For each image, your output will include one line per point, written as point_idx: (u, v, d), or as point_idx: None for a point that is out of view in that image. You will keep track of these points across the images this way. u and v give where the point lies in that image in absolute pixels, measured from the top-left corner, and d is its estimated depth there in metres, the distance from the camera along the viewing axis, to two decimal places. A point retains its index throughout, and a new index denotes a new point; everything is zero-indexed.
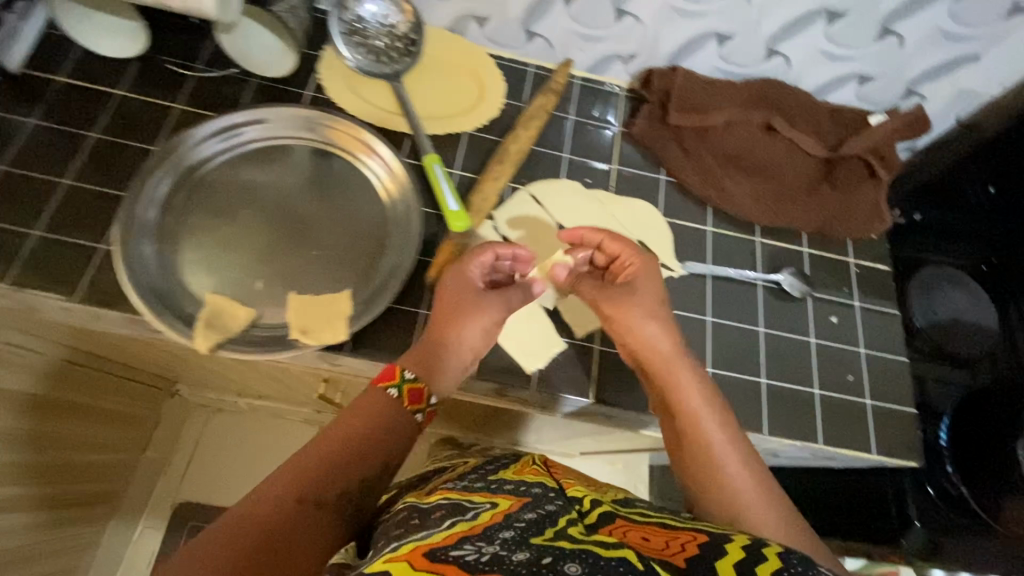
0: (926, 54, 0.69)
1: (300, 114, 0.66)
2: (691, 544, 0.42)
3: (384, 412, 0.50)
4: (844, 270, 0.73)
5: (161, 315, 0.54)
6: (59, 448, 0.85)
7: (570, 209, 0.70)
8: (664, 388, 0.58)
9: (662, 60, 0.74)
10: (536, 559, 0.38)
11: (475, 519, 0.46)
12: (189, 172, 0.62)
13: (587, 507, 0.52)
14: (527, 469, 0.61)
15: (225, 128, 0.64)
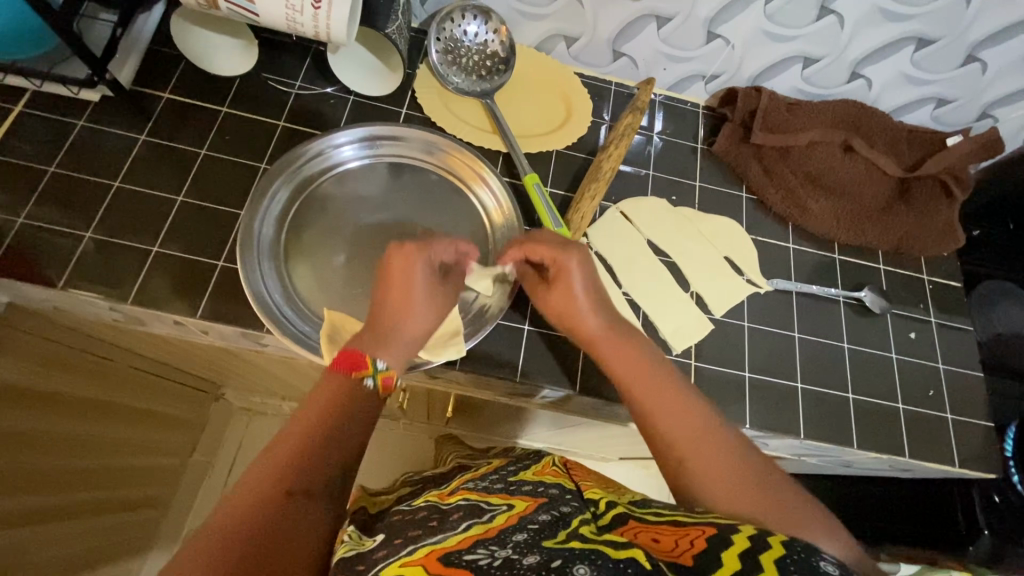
0: (1005, 80, 0.71)
1: (419, 135, 0.67)
2: (701, 539, 0.38)
3: (341, 396, 0.47)
4: (920, 287, 0.75)
5: (285, 331, 0.56)
6: (97, 453, 0.86)
7: (661, 226, 0.72)
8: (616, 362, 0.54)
9: (745, 80, 0.77)
10: (546, 562, 0.35)
11: (491, 522, 0.44)
12: (306, 183, 0.64)
13: (603, 508, 0.47)
14: (548, 469, 0.59)
15: (347, 140, 0.66)
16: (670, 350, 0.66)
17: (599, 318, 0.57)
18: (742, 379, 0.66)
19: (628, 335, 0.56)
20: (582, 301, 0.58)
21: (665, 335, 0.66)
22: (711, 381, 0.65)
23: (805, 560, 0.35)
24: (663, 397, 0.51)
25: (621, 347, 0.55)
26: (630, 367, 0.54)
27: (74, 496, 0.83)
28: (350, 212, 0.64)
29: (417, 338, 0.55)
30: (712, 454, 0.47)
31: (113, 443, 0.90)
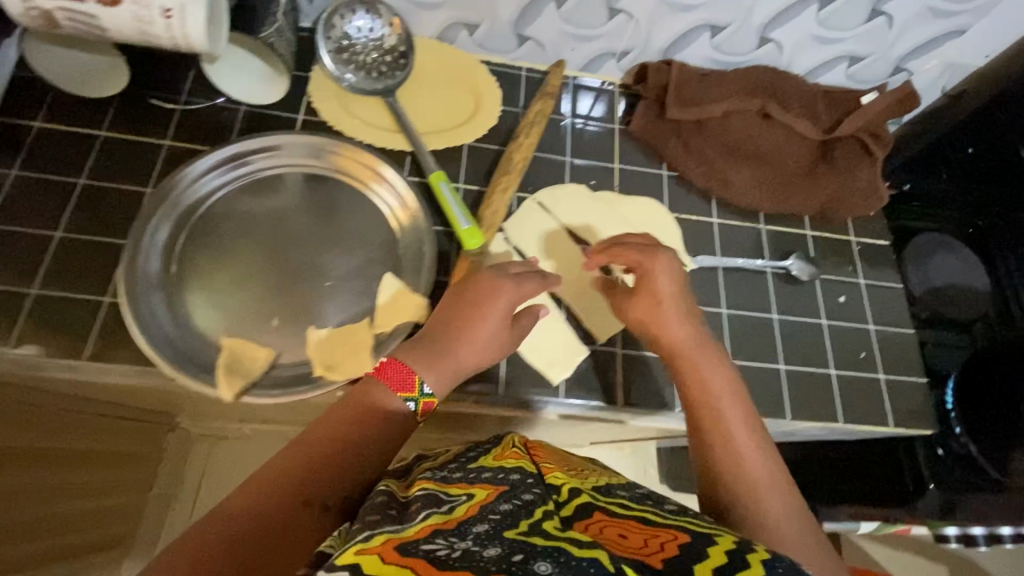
0: (914, 31, 0.70)
1: (305, 141, 0.65)
2: (671, 543, 0.39)
3: (362, 407, 0.50)
4: (848, 249, 0.74)
5: (181, 367, 0.53)
6: (51, 502, 0.83)
7: (580, 214, 0.70)
8: (683, 376, 0.56)
9: (656, 54, 0.74)
10: (507, 557, 0.36)
11: (451, 513, 0.43)
12: (190, 211, 0.60)
13: (566, 497, 0.47)
14: (509, 453, 0.56)
15: (226, 159, 0.63)
16: (595, 341, 0.65)
17: (684, 335, 0.57)
18: (669, 362, 0.65)
19: (709, 355, 0.56)
20: (669, 311, 0.58)
21: (589, 326, 0.65)
22: (638, 368, 0.64)
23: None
24: (742, 438, 0.51)
25: (707, 367, 0.55)
26: (709, 389, 0.54)
27: (36, 546, 0.80)
28: (242, 232, 0.61)
29: (461, 368, 0.55)
30: (783, 508, 0.47)
31: (68, 487, 0.87)
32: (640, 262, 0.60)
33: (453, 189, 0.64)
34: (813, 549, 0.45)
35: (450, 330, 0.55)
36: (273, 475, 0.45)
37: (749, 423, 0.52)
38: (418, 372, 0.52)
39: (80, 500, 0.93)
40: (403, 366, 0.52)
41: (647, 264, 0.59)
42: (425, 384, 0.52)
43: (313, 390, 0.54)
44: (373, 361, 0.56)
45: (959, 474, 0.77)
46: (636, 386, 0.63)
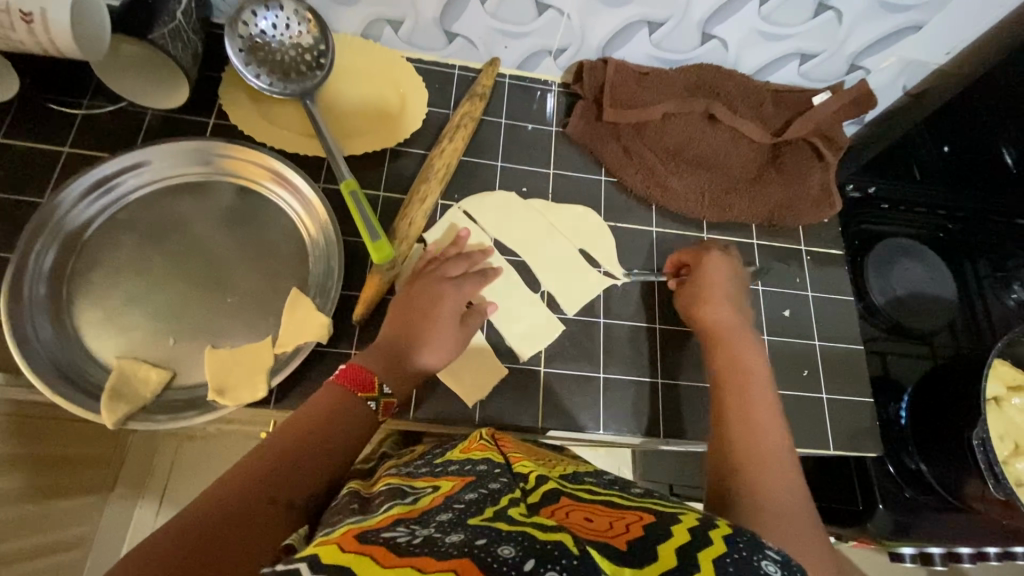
0: (867, 26, 0.66)
1: (187, 147, 0.61)
2: (636, 525, 0.41)
3: (335, 405, 0.49)
4: (796, 259, 0.70)
5: (63, 393, 0.50)
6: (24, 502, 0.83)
7: (507, 223, 0.66)
8: (729, 357, 0.56)
9: (594, 52, 0.70)
10: (469, 540, 0.36)
11: (415, 504, 0.45)
12: (73, 238, 0.57)
13: (533, 484, 0.49)
14: (476, 444, 0.56)
15: (98, 182, 0.58)
16: (515, 359, 0.62)
17: (727, 322, 0.59)
18: (595, 381, 0.62)
19: (746, 344, 0.57)
20: (716, 294, 0.61)
21: (511, 342, 0.62)
22: (561, 387, 0.61)
23: (743, 560, 0.37)
24: (755, 413, 0.51)
25: (736, 349, 0.57)
26: (745, 371, 0.55)
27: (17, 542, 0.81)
28: (136, 250, 0.58)
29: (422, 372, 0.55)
30: (785, 482, 0.45)
31: (40, 487, 0.87)
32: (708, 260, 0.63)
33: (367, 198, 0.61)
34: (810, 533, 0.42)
35: (408, 332, 0.55)
36: (241, 476, 0.42)
37: (773, 410, 0.52)
38: (379, 374, 0.52)
39: (59, 498, 0.94)
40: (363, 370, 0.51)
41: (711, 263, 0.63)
42: (386, 384, 0.52)
43: (202, 415, 0.51)
44: (268, 384, 0.53)
45: (909, 492, 0.74)
46: (558, 406, 0.60)
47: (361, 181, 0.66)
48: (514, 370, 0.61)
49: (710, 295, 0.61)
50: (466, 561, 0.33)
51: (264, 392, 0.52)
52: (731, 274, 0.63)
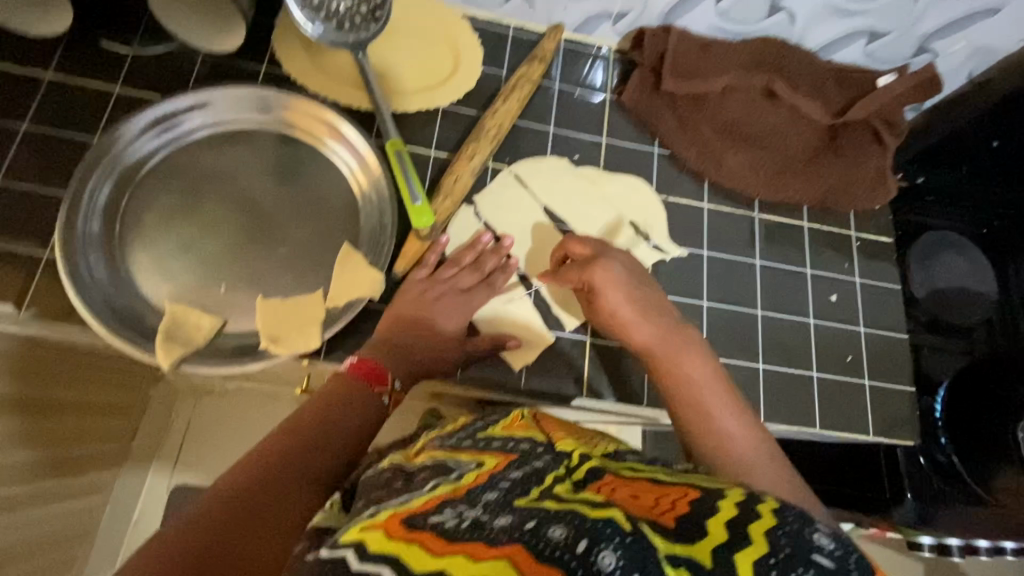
0: (943, 7, 0.63)
1: (249, 94, 0.59)
2: (683, 501, 0.39)
3: (349, 394, 0.52)
4: (846, 245, 0.70)
5: (116, 331, 0.50)
6: (50, 445, 0.84)
7: (558, 190, 0.65)
8: (668, 371, 0.56)
9: (656, 18, 0.68)
10: (518, 524, 0.36)
11: (461, 481, 0.45)
12: (130, 173, 0.56)
13: (577, 462, 0.49)
14: (518, 423, 0.57)
15: (159, 119, 0.58)
16: (562, 328, 0.62)
17: (651, 330, 0.57)
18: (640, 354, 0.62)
19: (682, 346, 0.57)
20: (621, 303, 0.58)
21: (557, 311, 0.62)
22: (605, 357, 0.61)
23: (797, 533, 0.35)
24: (722, 422, 0.52)
25: (678, 360, 0.56)
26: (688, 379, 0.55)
27: (42, 483, 0.82)
28: (190, 193, 0.57)
29: (430, 366, 0.57)
30: (773, 479, 0.48)
31: (75, 434, 0.89)
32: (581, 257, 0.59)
33: (410, 160, 0.60)
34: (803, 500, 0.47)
35: (420, 329, 0.57)
36: (273, 454, 0.46)
37: (728, 402, 0.54)
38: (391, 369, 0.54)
39: (90, 444, 0.96)
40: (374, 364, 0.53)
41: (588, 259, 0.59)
42: (397, 378, 0.54)
43: (255, 363, 0.51)
44: (321, 336, 0.53)
45: (937, 484, 0.74)
46: (602, 375, 0.61)
47: (413, 139, 0.64)
48: (560, 338, 0.61)
49: (615, 310, 0.57)
50: (518, 550, 0.33)
51: (318, 344, 0.52)
52: (627, 273, 0.58)
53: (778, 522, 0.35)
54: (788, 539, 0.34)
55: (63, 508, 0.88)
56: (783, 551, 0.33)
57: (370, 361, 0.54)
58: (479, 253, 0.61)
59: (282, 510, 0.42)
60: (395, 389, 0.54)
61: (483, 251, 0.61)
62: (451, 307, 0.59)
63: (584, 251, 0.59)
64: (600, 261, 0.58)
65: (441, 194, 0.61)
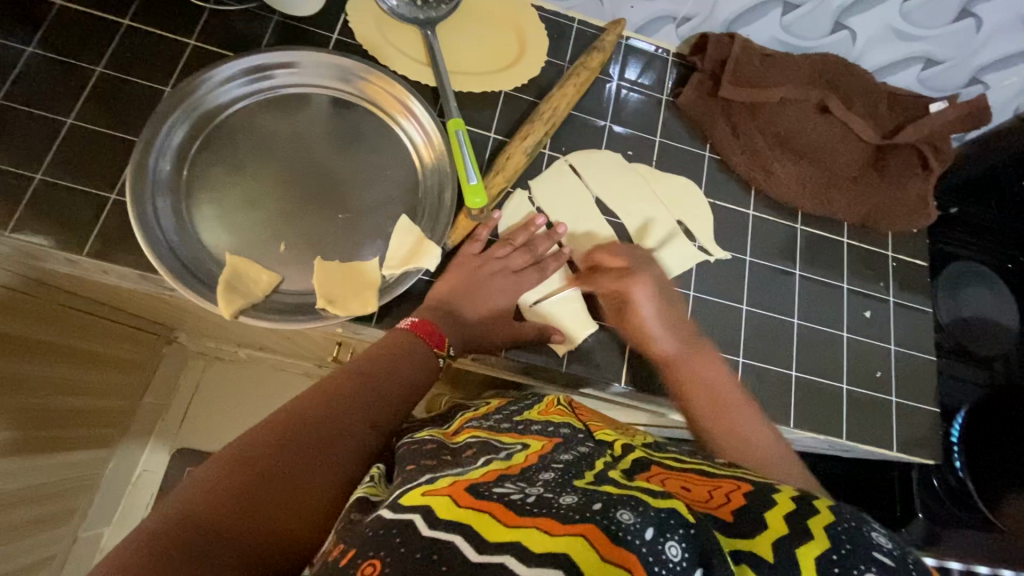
0: (1001, 40, 0.65)
1: (333, 62, 0.60)
2: (736, 494, 0.40)
3: (409, 353, 0.54)
4: (883, 265, 0.71)
5: (178, 275, 0.51)
6: (56, 394, 0.83)
7: (611, 183, 0.66)
8: (686, 378, 0.59)
9: (719, 25, 0.70)
10: (585, 504, 0.34)
11: (512, 459, 0.45)
12: (207, 120, 0.57)
13: (620, 452, 0.49)
14: (554, 409, 0.58)
15: (252, 71, 0.59)
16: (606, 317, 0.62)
17: (674, 341, 0.60)
18: None
19: (700, 357, 0.60)
20: (652, 321, 0.60)
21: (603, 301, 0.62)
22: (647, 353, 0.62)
23: (856, 530, 0.35)
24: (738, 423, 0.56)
25: (695, 368, 0.59)
26: (707, 387, 0.58)
27: (42, 431, 0.82)
28: (262, 147, 0.58)
29: (476, 339, 0.58)
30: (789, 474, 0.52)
31: (73, 386, 0.88)
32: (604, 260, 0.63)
33: (468, 139, 0.61)
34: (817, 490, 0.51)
35: (469, 304, 0.58)
36: (338, 398, 0.48)
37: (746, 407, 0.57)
38: (447, 337, 0.56)
39: (92, 399, 0.95)
40: (432, 328, 0.55)
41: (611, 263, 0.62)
42: (451, 345, 0.57)
43: (312, 321, 0.52)
44: (377, 301, 0.54)
45: (948, 507, 0.76)
46: (640, 369, 0.62)
47: (473, 119, 0.65)
48: (603, 328, 0.62)
49: (642, 321, 0.60)
50: (592, 527, 0.32)
51: (374, 308, 0.53)
52: (656, 287, 0.61)
53: (835, 519, 0.35)
54: (847, 535, 0.34)
55: (48, 460, 0.86)
56: (844, 547, 0.33)
57: (431, 324, 0.55)
58: (529, 238, 0.62)
59: (343, 455, 0.45)
60: (449, 355, 0.57)
61: (535, 236, 0.62)
62: (502, 286, 0.60)
63: (618, 263, 0.62)
64: (633, 275, 0.61)
65: (494, 172, 0.61)
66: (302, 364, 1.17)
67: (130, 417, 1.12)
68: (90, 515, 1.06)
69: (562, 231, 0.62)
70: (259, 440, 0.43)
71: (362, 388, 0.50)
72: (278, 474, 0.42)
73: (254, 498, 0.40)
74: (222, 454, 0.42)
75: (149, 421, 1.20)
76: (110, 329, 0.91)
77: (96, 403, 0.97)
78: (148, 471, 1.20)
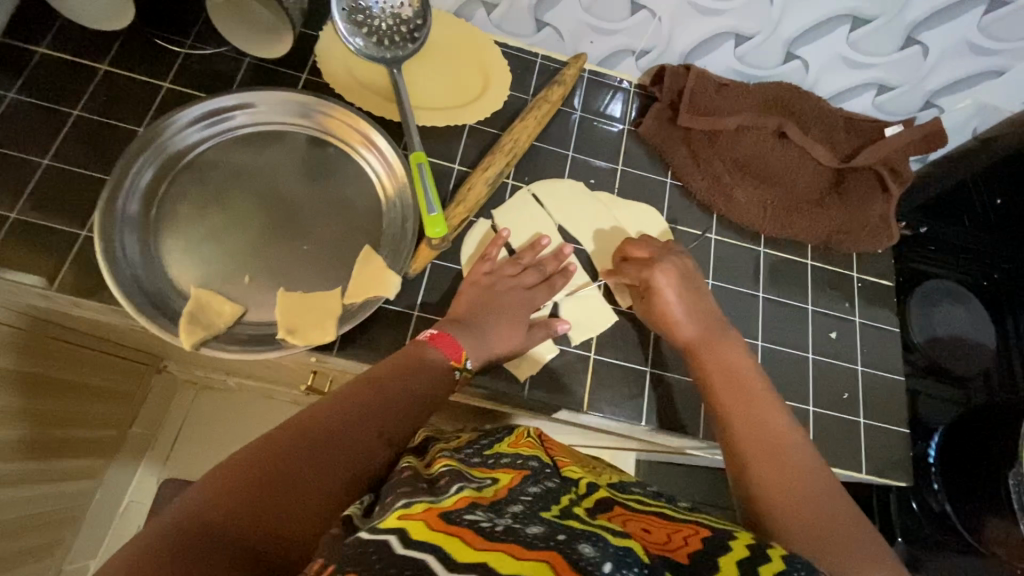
0: (949, 65, 0.67)
1: (294, 99, 0.63)
2: (694, 538, 0.40)
3: (426, 363, 0.54)
4: (848, 285, 0.72)
5: (141, 309, 0.52)
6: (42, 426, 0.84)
7: (573, 211, 0.68)
8: (715, 367, 0.58)
9: (676, 57, 0.72)
10: (550, 534, 0.36)
11: (483, 489, 0.43)
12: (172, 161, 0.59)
13: (584, 490, 0.49)
14: (523, 440, 0.56)
15: (210, 114, 0.61)
16: (568, 343, 0.63)
17: (694, 327, 0.60)
18: (642, 374, 0.63)
19: (722, 342, 0.59)
20: (676, 310, 0.60)
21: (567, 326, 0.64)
22: (608, 378, 0.63)
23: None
24: (761, 410, 0.53)
25: (719, 354, 0.58)
26: (737, 371, 0.57)
27: (26, 464, 0.82)
28: (228, 184, 0.60)
29: None
30: (798, 479, 0.48)
31: (61, 416, 0.88)
32: (629, 250, 0.64)
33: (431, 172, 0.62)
34: (833, 516, 0.46)
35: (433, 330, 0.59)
36: (354, 406, 0.49)
37: (777, 405, 0.54)
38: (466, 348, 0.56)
39: (80, 429, 0.97)
40: (453, 341, 0.56)
41: (635, 252, 0.64)
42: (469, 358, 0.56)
43: (272, 351, 0.53)
44: (336, 331, 0.55)
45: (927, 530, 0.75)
46: (601, 394, 0.62)
47: (436, 151, 0.67)
48: (565, 353, 0.63)
49: (664, 307, 0.61)
50: (557, 556, 0.33)
51: (333, 337, 0.54)
52: (682, 277, 0.62)
53: (787, 569, 0.36)
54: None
55: (34, 492, 0.86)
56: None
57: (450, 335, 0.56)
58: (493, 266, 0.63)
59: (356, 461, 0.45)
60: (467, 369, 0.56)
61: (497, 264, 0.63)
62: None
63: (643, 254, 0.64)
64: (656, 264, 0.62)
65: (454, 202, 0.63)
66: (288, 392, 1.17)
67: (115, 448, 1.12)
68: (75, 546, 1.05)
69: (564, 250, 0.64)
70: (272, 445, 0.43)
71: (380, 399, 0.50)
72: (289, 477, 0.42)
73: (260, 507, 0.39)
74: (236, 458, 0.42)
75: (136, 451, 1.20)
76: (100, 359, 0.92)
77: (81, 434, 0.98)
78: (135, 502, 1.19)
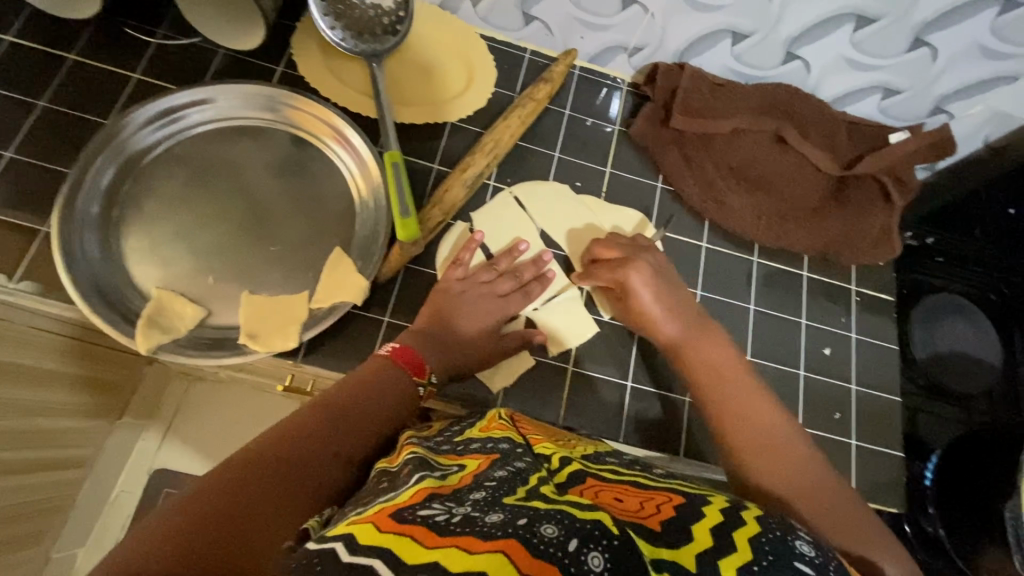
0: (961, 69, 0.63)
1: (261, 93, 0.60)
2: (668, 505, 0.36)
3: (384, 374, 0.52)
4: (845, 298, 0.68)
5: (99, 311, 0.51)
6: (95, 417, 0.84)
7: (557, 214, 0.65)
8: (698, 367, 0.55)
9: (671, 55, 0.69)
10: (511, 519, 0.31)
11: (445, 479, 0.38)
12: (132, 161, 0.57)
13: (557, 464, 0.43)
14: (495, 424, 0.50)
15: (166, 112, 0.59)
16: (546, 353, 0.61)
17: (677, 325, 0.57)
18: (622, 388, 0.61)
19: (705, 334, 0.56)
20: (654, 312, 0.58)
21: (546, 336, 0.61)
22: (586, 391, 0.60)
23: (780, 541, 0.33)
24: (742, 408, 0.50)
25: (704, 352, 0.55)
26: (717, 368, 0.54)
27: (75, 450, 0.82)
28: (191, 184, 0.58)
29: None
30: (796, 471, 0.46)
31: None
32: (598, 252, 0.61)
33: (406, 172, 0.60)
34: (840, 508, 0.43)
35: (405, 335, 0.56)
36: (307, 427, 0.46)
37: (761, 398, 0.51)
38: (429, 361, 0.55)
39: None
40: (411, 352, 0.54)
41: (604, 253, 0.61)
42: (432, 372, 0.54)
43: (233, 357, 0.51)
44: (300, 336, 0.53)
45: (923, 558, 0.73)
46: (578, 408, 0.59)
47: (415, 150, 0.65)
48: (541, 364, 0.60)
49: (642, 308, 0.58)
50: (513, 543, 0.29)
51: (295, 343, 0.52)
52: (656, 274, 0.59)
53: (762, 530, 0.34)
54: (771, 547, 0.32)
55: (86, 477, 0.87)
56: (766, 558, 0.31)
57: (411, 349, 0.54)
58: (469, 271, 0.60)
59: (307, 486, 0.43)
60: (431, 383, 0.54)
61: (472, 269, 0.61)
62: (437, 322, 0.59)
63: (615, 254, 0.60)
64: (633, 262, 0.59)
65: (431, 204, 0.60)
66: None
67: None
68: (62, 534, 0.85)
69: (545, 259, 0.62)
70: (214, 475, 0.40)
71: (334, 417, 0.48)
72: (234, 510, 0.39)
73: (199, 548, 0.36)
74: (176, 499, 0.39)
75: None
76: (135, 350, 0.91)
77: None
78: (126, 492, 0.95)
